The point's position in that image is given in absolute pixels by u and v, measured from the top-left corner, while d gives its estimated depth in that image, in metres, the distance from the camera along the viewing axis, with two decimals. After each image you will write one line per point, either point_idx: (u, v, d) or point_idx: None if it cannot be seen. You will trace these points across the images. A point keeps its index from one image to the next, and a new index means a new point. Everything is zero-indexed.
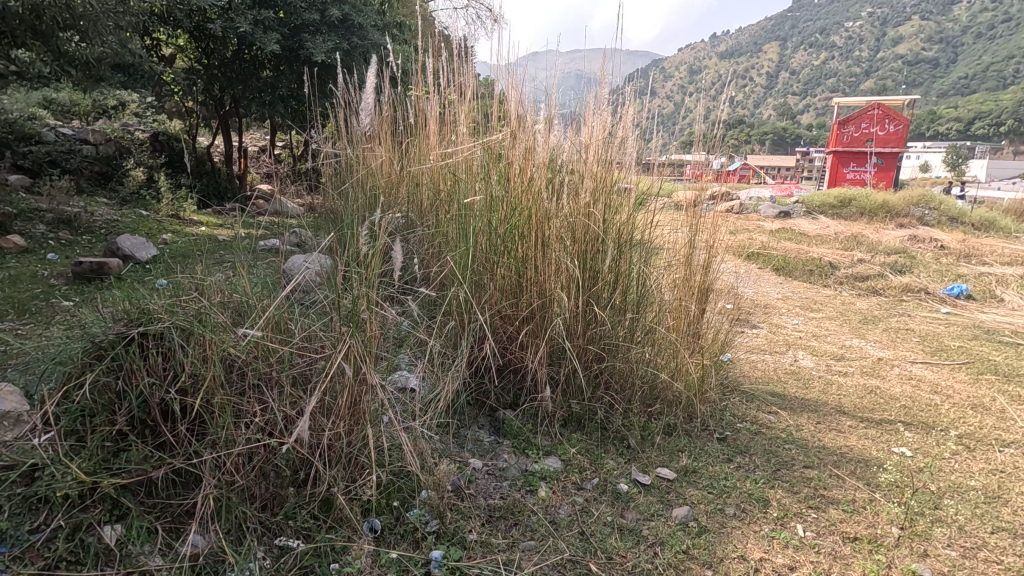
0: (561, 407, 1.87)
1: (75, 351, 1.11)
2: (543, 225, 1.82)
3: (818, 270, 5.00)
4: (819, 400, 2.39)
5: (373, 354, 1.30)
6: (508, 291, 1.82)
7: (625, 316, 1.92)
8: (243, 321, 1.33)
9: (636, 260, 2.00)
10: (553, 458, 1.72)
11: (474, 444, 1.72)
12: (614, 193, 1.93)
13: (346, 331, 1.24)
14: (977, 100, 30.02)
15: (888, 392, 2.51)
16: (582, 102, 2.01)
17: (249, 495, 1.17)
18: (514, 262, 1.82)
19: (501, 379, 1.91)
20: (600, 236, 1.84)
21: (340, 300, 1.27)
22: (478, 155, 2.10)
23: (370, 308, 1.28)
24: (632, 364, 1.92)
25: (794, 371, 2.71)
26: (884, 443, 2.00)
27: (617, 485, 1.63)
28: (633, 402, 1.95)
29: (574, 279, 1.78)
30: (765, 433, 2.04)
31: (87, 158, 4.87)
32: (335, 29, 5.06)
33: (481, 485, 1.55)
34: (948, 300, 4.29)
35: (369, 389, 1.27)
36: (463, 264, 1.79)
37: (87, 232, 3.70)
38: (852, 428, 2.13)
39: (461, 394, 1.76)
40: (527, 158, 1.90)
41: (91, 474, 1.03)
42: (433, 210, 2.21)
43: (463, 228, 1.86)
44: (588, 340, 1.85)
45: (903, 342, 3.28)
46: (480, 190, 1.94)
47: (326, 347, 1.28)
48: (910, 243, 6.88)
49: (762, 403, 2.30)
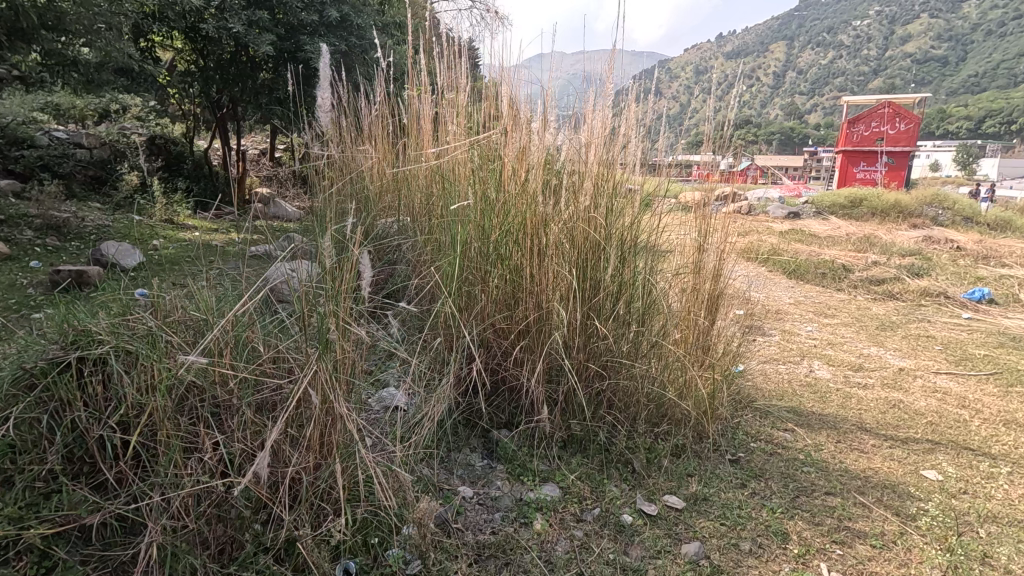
0: (560, 428, 1.72)
1: (1, 380, 0.98)
2: (539, 230, 1.66)
3: (830, 273, 4.83)
4: (838, 415, 2.23)
5: (345, 378, 1.17)
6: (502, 302, 1.69)
7: (630, 329, 1.76)
8: (207, 324, 1.20)
9: (642, 267, 1.84)
10: (551, 485, 1.58)
11: (465, 469, 1.60)
12: (617, 195, 1.78)
13: (313, 353, 1.11)
14: (989, 99, 29.62)
15: (912, 406, 2.35)
16: (580, 98, 1.86)
17: (202, 541, 1.02)
18: (508, 271, 1.68)
19: (496, 398, 1.77)
20: (602, 242, 1.68)
21: (307, 319, 1.14)
22: (470, 155, 1.96)
23: (340, 327, 1.15)
24: (637, 382, 1.76)
25: (810, 383, 2.55)
26: (912, 466, 1.85)
27: (621, 517, 1.49)
28: (638, 421, 1.80)
29: (573, 289, 1.62)
30: (782, 454, 1.88)
31: (81, 162, 4.78)
32: (334, 29, 4.92)
33: (470, 518, 1.42)
34: (969, 304, 4.09)
35: (337, 418, 1.13)
36: (450, 274, 1.67)
37: (74, 237, 3.61)
38: (876, 448, 1.97)
39: (450, 416, 1.63)
40: (521, 159, 1.75)
41: (15, 521, 0.89)
42: (425, 216, 2.08)
43: (452, 234, 1.73)
44: (588, 356, 1.70)
45: (925, 351, 3.11)
46: (471, 193, 1.80)
47: (293, 370, 1.16)
48: (925, 245, 6.68)
49: (776, 419, 2.15)
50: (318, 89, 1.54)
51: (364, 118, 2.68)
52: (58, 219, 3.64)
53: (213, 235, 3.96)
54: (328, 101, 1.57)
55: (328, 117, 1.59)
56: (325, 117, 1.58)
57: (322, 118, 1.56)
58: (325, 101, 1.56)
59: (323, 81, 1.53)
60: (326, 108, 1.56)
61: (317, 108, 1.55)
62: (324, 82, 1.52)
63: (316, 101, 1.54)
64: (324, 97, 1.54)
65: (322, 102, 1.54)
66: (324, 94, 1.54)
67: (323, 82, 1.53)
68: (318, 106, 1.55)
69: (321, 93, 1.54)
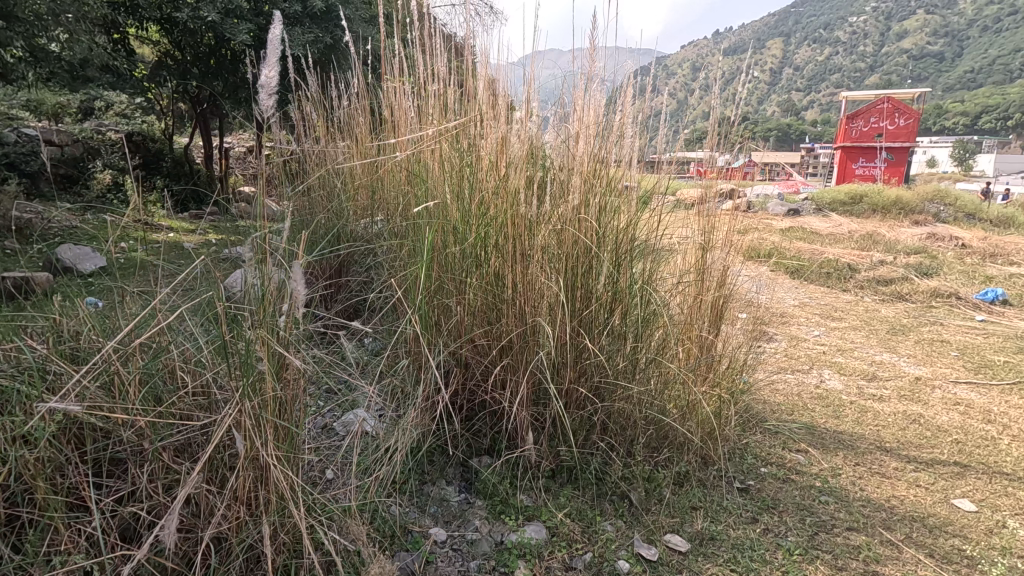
0: (547, 456, 1.52)
1: None
2: (521, 233, 1.45)
3: (835, 272, 4.64)
4: (854, 433, 2.03)
5: (280, 418, 0.97)
6: (481, 314, 1.50)
7: (626, 344, 1.55)
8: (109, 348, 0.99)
9: (640, 274, 1.63)
10: (535, 525, 1.37)
11: (439, 506, 1.40)
12: (611, 193, 1.58)
13: (236, 388, 0.92)
14: (986, 95, 29.54)
15: (934, 421, 2.16)
16: (569, 84, 1.66)
17: None
18: (486, 280, 1.48)
19: (475, 423, 1.57)
20: (593, 247, 1.47)
21: (233, 345, 0.95)
22: (446, 146, 1.75)
23: (272, 353, 0.95)
24: (634, 403, 1.56)
25: (820, 396, 2.36)
26: (941, 493, 1.67)
27: (617, 564, 1.29)
28: (635, 446, 1.60)
29: (561, 301, 1.42)
30: (796, 481, 1.69)
31: (51, 160, 4.55)
32: (317, 21, 4.58)
33: (441, 568, 1.22)
34: (982, 305, 3.89)
35: (267, 467, 0.93)
36: (417, 285, 1.48)
37: (38, 240, 3.36)
38: (900, 472, 1.78)
39: (422, 445, 1.43)
40: (501, 150, 1.55)
41: None
42: (397, 217, 1.87)
43: (423, 239, 1.54)
44: (578, 376, 1.50)
45: (940, 357, 2.92)
46: (446, 190, 1.60)
47: (219, 406, 0.96)
48: (930, 242, 6.50)
49: (788, 439, 1.95)
50: (261, 63, 1.10)
51: (339, 112, 2.49)
52: (21, 220, 3.43)
53: (188, 236, 3.75)
54: (275, 83, 1.12)
55: (273, 104, 1.13)
56: (269, 103, 1.12)
57: (264, 104, 1.11)
58: (270, 80, 1.11)
59: (270, 56, 1.10)
60: (269, 90, 1.10)
61: (258, 89, 1.10)
62: (272, 55, 1.08)
63: (258, 79, 1.09)
64: (269, 76, 1.10)
65: (263, 80, 1.09)
66: (268, 70, 1.10)
67: (270, 56, 1.10)
68: (260, 87, 1.10)
69: (265, 71, 1.09)
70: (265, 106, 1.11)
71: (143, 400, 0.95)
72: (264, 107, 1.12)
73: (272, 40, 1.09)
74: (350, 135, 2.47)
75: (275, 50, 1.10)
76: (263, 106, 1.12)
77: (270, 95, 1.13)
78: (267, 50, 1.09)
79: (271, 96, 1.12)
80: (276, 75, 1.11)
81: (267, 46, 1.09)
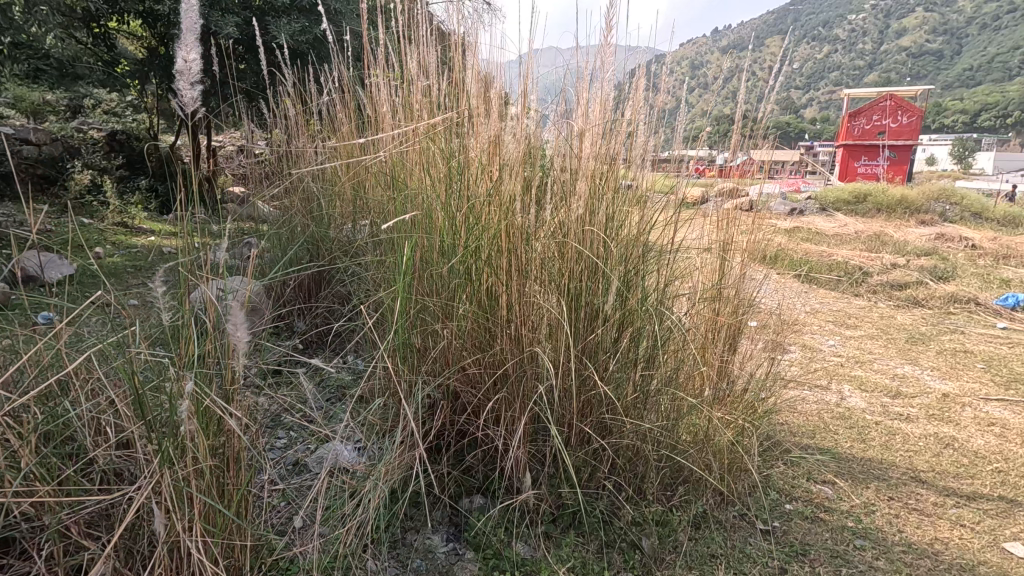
0: (548, 499, 1.33)
1: None
2: (517, 246, 1.27)
3: (846, 275, 4.46)
4: (883, 460, 1.85)
5: (215, 483, 0.78)
6: (472, 339, 1.32)
7: (637, 370, 1.37)
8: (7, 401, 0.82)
9: (653, 290, 1.44)
10: None
11: (423, 560, 1.21)
12: (619, 200, 1.39)
13: (156, 452, 0.74)
14: (987, 93, 29.38)
15: (969, 446, 1.98)
16: (570, 76, 1.48)
17: None
18: (477, 301, 1.31)
19: (464, 463, 1.39)
20: (600, 262, 1.28)
21: (156, 393, 0.78)
22: (433, 148, 1.57)
23: (204, 407, 0.77)
24: (644, 437, 1.38)
25: (842, 415, 2.18)
26: (989, 536, 1.49)
27: None
28: (646, 485, 1.41)
29: (562, 325, 1.23)
30: (827, 521, 1.51)
31: (28, 159, 4.37)
32: (306, 12, 4.35)
33: None
34: (1003, 312, 3.71)
35: (194, 544, 0.74)
36: (399, 306, 1.30)
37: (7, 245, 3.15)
38: (940, 509, 1.60)
39: (401, 490, 1.25)
40: (494, 152, 1.38)
41: None
42: (379, 225, 1.69)
43: (404, 254, 1.36)
44: (581, 408, 1.32)
45: (966, 369, 2.74)
46: (431, 198, 1.42)
47: (140, 470, 0.78)
48: (939, 243, 6.31)
49: (813, 468, 1.77)
50: (178, 45, 0.95)
51: (320, 108, 2.30)
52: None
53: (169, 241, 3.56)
54: (197, 66, 0.97)
55: (195, 92, 0.97)
56: (189, 93, 0.96)
57: (183, 93, 0.95)
58: (190, 65, 0.96)
59: (187, 35, 0.95)
60: (188, 76, 0.95)
61: (175, 76, 0.95)
62: (188, 33, 0.94)
63: (175, 63, 0.95)
64: (188, 58, 0.95)
65: (180, 64, 0.94)
66: (186, 53, 0.95)
67: (187, 36, 0.95)
68: (177, 73, 0.96)
69: (181, 54, 0.95)
70: (185, 96, 0.96)
71: (43, 463, 0.77)
72: (185, 98, 0.96)
73: (188, 17, 0.95)
74: (332, 134, 2.28)
75: (192, 27, 0.95)
76: (183, 96, 0.96)
77: (191, 82, 0.97)
78: (182, 27, 0.94)
79: (193, 85, 0.97)
80: (196, 57, 0.96)
81: (183, 24, 0.95)
